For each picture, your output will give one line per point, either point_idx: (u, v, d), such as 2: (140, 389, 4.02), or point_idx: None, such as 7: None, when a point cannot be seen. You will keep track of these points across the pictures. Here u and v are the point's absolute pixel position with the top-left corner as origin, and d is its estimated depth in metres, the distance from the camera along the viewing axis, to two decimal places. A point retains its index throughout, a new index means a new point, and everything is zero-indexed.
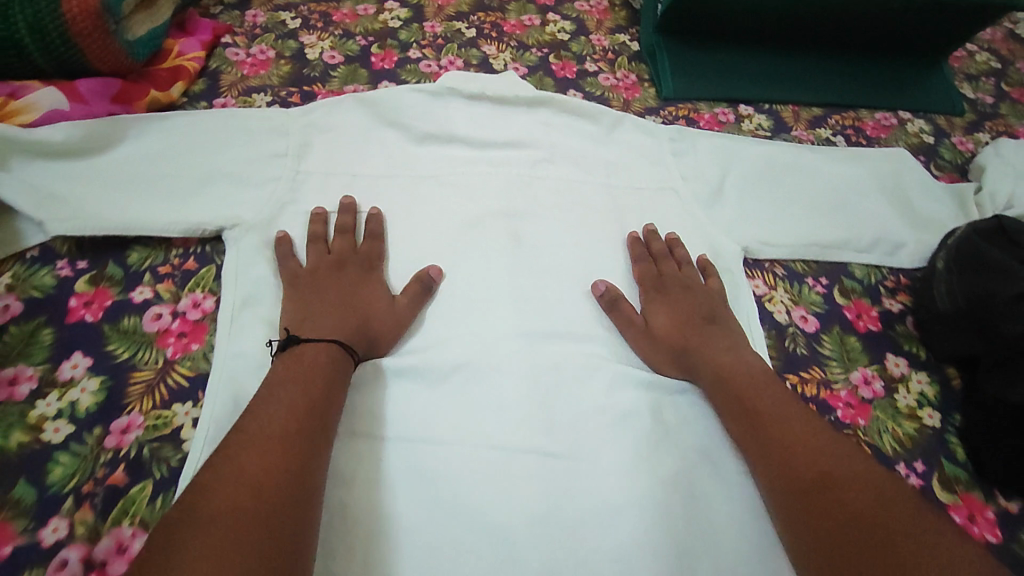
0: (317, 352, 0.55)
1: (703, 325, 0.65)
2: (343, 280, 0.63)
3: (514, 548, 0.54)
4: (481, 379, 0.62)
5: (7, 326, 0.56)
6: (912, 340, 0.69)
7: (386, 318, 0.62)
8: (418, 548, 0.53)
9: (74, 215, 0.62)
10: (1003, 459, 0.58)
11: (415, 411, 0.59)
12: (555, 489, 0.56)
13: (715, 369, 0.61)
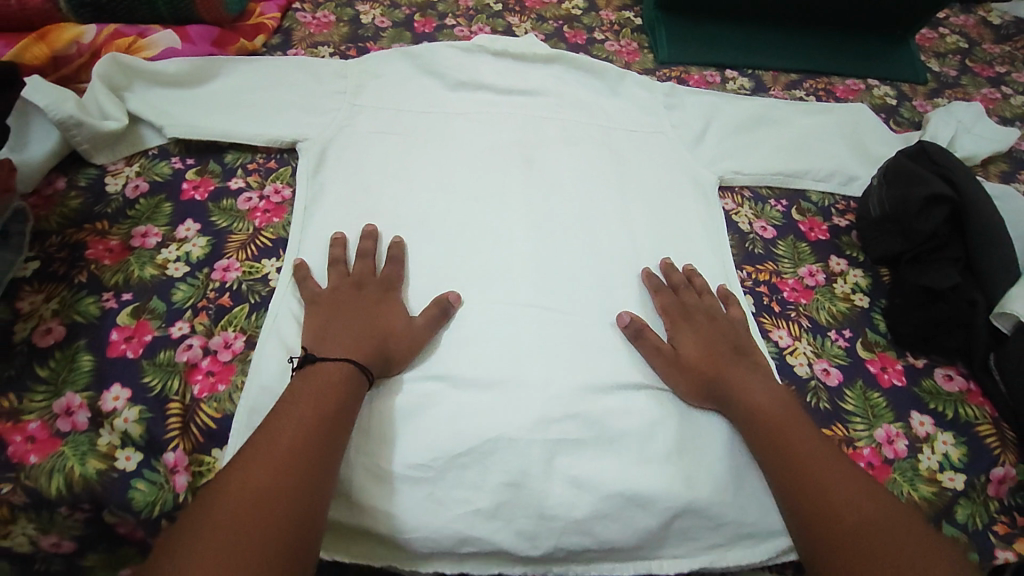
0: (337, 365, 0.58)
1: (733, 358, 0.66)
2: (361, 299, 0.66)
3: (520, 383, 0.65)
4: (496, 247, 0.75)
5: (138, 200, 0.74)
6: (849, 245, 0.82)
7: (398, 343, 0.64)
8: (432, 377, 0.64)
9: (185, 123, 0.79)
10: (913, 324, 0.69)
11: (438, 275, 0.72)
12: (556, 344, 0.68)
13: (747, 403, 0.62)
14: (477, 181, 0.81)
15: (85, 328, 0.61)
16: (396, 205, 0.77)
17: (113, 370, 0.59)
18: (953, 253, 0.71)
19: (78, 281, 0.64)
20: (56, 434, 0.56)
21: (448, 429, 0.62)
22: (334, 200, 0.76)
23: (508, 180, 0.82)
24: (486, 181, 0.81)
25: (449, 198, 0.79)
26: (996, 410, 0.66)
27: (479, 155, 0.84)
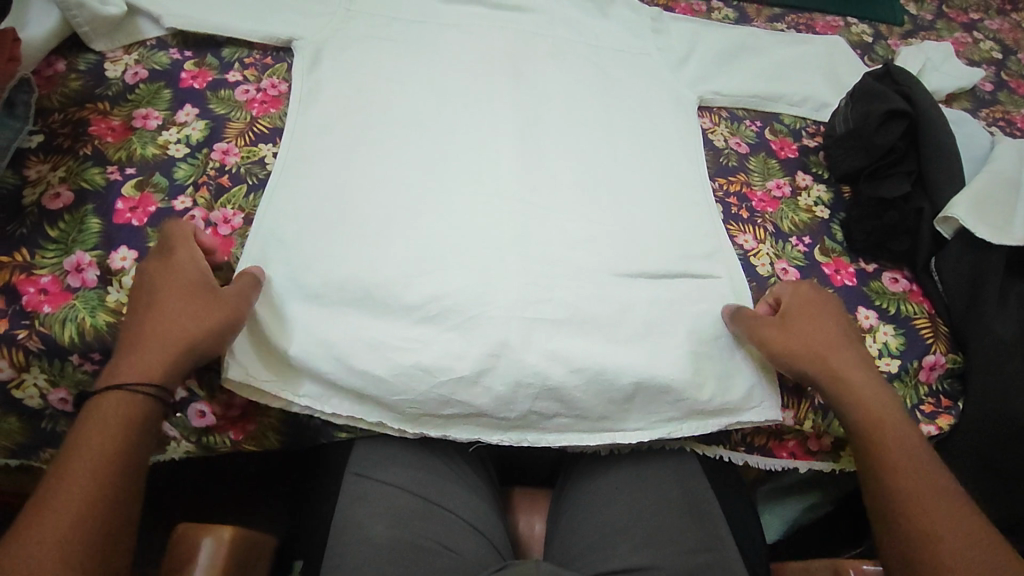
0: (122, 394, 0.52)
1: (834, 345, 0.64)
2: (180, 283, 0.58)
3: (501, 268, 0.68)
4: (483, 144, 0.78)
5: (137, 85, 0.76)
6: (817, 164, 0.87)
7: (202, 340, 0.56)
8: (418, 258, 0.67)
9: (181, 12, 0.80)
10: (866, 232, 0.75)
11: (426, 166, 0.74)
12: (535, 237, 0.71)
13: (834, 375, 0.63)
14: (466, 85, 0.84)
15: (93, 195, 0.64)
16: (387, 101, 0.79)
17: (120, 235, 0.63)
18: (907, 167, 0.77)
19: (80, 155, 0.67)
20: (68, 288, 0.59)
21: (433, 304, 0.65)
22: (326, 91, 0.78)
23: (498, 85, 0.85)
24: (475, 86, 0.84)
25: (439, 98, 0.81)
26: (934, 307, 0.72)
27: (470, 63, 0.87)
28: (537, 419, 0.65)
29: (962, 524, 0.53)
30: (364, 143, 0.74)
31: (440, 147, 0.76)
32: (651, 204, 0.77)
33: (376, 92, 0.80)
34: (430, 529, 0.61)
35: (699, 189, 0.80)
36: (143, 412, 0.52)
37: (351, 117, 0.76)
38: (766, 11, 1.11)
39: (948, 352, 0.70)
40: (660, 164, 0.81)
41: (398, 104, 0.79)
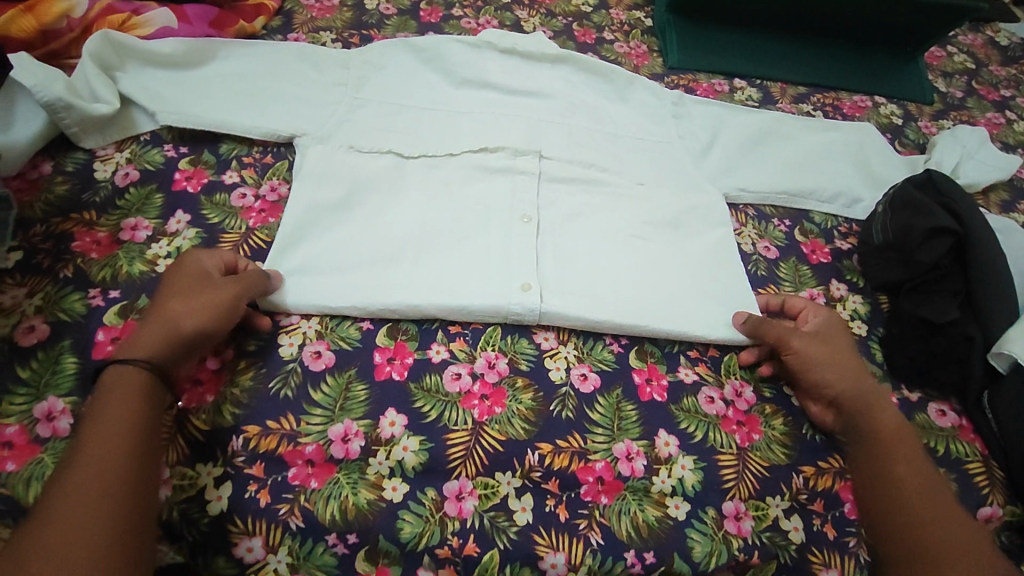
0: (100, 444, 0.48)
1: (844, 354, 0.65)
2: (155, 317, 0.56)
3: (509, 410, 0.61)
4: (494, 250, 0.71)
5: (128, 189, 0.71)
6: (849, 270, 0.81)
7: (166, 348, 0.55)
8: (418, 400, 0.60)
9: (176, 107, 0.75)
10: (908, 358, 0.69)
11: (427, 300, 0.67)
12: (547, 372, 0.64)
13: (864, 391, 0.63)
14: (465, 200, 0.76)
15: (71, 327, 0.58)
16: (382, 217, 0.73)
17: (99, 373, 0.56)
18: (953, 286, 0.71)
19: (58, 274, 0.62)
20: (36, 440, 0.53)
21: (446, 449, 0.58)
22: (316, 206, 0.72)
23: (496, 195, 0.77)
24: (468, 200, 0.76)
25: (433, 214, 0.74)
26: (987, 447, 0.66)
27: (471, 169, 0.79)
28: None
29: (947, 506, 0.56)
30: (372, 256, 0.69)
31: (441, 252, 0.70)
32: (685, 322, 0.69)
33: (367, 215, 0.73)
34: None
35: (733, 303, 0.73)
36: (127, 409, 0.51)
37: (348, 231, 0.71)
38: (791, 89, 1.06)
39: (1006, 503, 0.63)
40: (687, 270, 0.75)
41: (391, 219, 0.73)
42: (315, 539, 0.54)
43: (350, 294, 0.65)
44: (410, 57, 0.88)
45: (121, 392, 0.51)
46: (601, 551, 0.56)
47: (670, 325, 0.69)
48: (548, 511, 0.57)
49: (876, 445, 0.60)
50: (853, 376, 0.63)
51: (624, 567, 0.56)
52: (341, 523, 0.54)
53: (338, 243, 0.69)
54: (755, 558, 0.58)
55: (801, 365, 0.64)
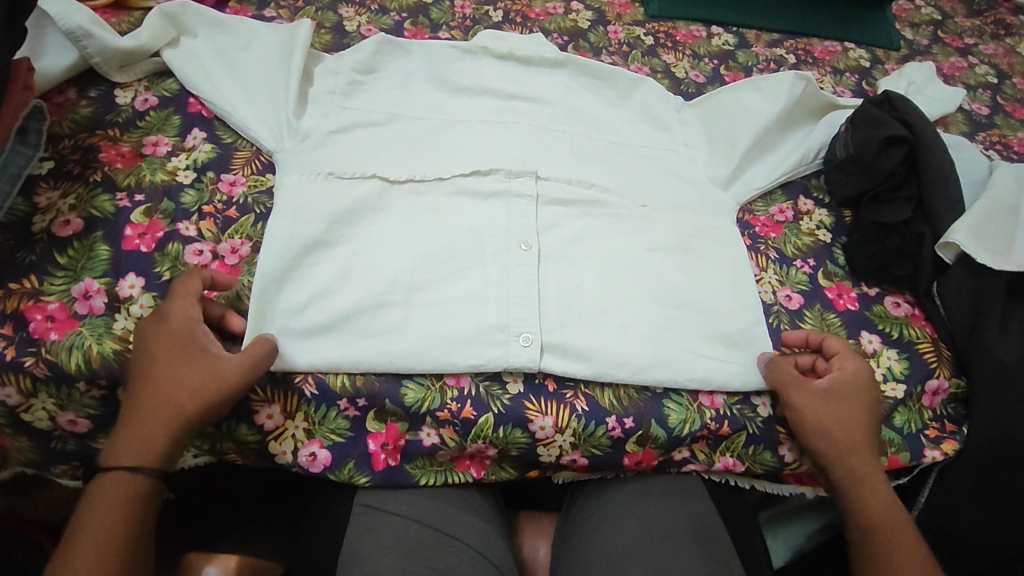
0: (103, 531, 0.51)
1: (855, 423, 0.63)
2: (155, 403, 0.55)
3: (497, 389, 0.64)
4: (492, 277, 0.68)
5: (148, 112, 0.77)
6: (817, 189, 0.87)
7: (167, 448, 0.55)
8: (409, 407, 0.62)
9: (184, 51, 0.80)
10: (869, 256, 0.75)
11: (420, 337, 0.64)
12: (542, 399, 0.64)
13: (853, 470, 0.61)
14: (459, 222, 0.72)
15: (102, 221, 0.65)
16: (367, 253, 0.68)
17: (129, 261, 0.63)
18: (908, 193, 0.77)
19: (88, 180, 0.68)
20: (75, 315, 0.60)
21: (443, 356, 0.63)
22: (297, 242, 0.67)
23: (490, 222, 0.73)
24: (462, 225, 0.72)
25: (426, 234, 0.71)
26: (936, 331, 0.73)
27: (460, 194, 0.75)
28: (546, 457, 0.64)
29: None
30: (358, 304, 0.65)
31: (433, 294, 0.67)
32: (683, 335, 0.69)
33: (355, 246, 0.69)
34: (407, 542, 0.59)
35: (707, 213, 0.80)
36: (140, 494, 0.53)
37: (333, 268, 0.67)
38: (766, 36, 1.13)
39: (952, 377, 0.70)
40: (667, 187, 0.81)
41: (380, 252, 0.69)
42: (329, 405, 0.62)
43: (333, 352, 0.63)
44: (398, 59, 0.86)
45: (124, 490, 0.53)
46: (585, 416, 0.63)
47: (667, 341, 0.68)
48: (537, 383, 0.65)
49: (858, 520, 0.60)
50: (839, 432, 0.62)
51: (605, 429, 0.63)
52: (351, 390, 0.62)
53: (325, 278, 0.66)
54: (726, 427, 0.66)
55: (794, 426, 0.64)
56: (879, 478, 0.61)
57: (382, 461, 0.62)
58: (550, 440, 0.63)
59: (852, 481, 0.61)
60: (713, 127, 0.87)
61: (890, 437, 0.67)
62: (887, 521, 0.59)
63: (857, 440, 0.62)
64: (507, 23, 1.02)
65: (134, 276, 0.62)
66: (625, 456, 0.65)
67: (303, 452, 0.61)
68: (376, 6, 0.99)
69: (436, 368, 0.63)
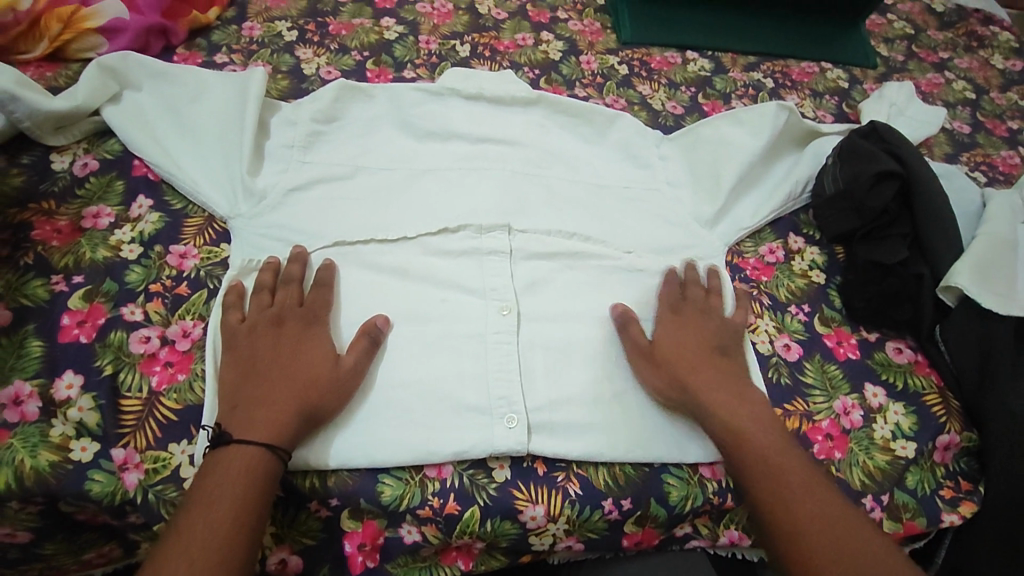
0: (197, 512, 0.47)
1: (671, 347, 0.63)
2: (276, 384, 0.55)
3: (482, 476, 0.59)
4: (471, 350, 0.63)
5: (87, 178, 0.70)
6: (806, 224, 0.83)
7: (289, 427, 0.53)
8: (387, 501, 0.57)
9: (126, 108, 0.73)
10: (866, 299, 0.72)
11: (396, 426, 0.58)
12: (531, 483, 0.59)
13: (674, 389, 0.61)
14: (431, 286, 0.67)
15: (35, 312, 0.59)
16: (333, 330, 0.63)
17: (65, 358, 0.57)
18: (902, 230, 0.74)
19: (20, 265, 0.62)
20: (4, 424, 0.53)
21: (420, 445, 0.58)
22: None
23: (463, 283, 0.68)
24: (436, 292, 0.67)
25: (397, 304, 0.65)
26: (942, 379, 0.70)
27: (432, 255, 0.69)
28: (542, 547, 0.59)
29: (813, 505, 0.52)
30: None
31: (404, 372, 0.61)
32: None
33: None
34: None
35: (695, 258, 0.76)
36: (267, 472, 0.51)
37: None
38: (743, 61, 1.09)
39: (963, 430, 0.67)
40: (653, 231, 0.76)
41: (349, 330, 0.63)
42: (298, 507, 0.57)
43: (304, 447, 0.56)
44: (362, 105, 0.81)
45: (240, 468, 0.50)
46: (579, 501, 0.59)
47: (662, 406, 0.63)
48: (525, 466, 0.60)
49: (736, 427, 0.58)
50: (755, 446, 0.56)
51: (601, 513, 0.59)
52: (322, 490, 0.56)
53: None
54: (729, 501, 0.61)
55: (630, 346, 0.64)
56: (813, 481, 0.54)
57: (359, 565, 0.56)
58: (542, 530, 0.58)
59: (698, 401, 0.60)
60: (697, 163, 0.83)
61: (903, 502, 0.63)
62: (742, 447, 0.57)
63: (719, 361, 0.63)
64: (475, 58, 0.97)
65: (71, 375, 0.56)
66: (623, 538, 0.60)
67: (272, 560, 0.56)
68: (335, 45, 0.93)
69: (417, 458, 0.57)
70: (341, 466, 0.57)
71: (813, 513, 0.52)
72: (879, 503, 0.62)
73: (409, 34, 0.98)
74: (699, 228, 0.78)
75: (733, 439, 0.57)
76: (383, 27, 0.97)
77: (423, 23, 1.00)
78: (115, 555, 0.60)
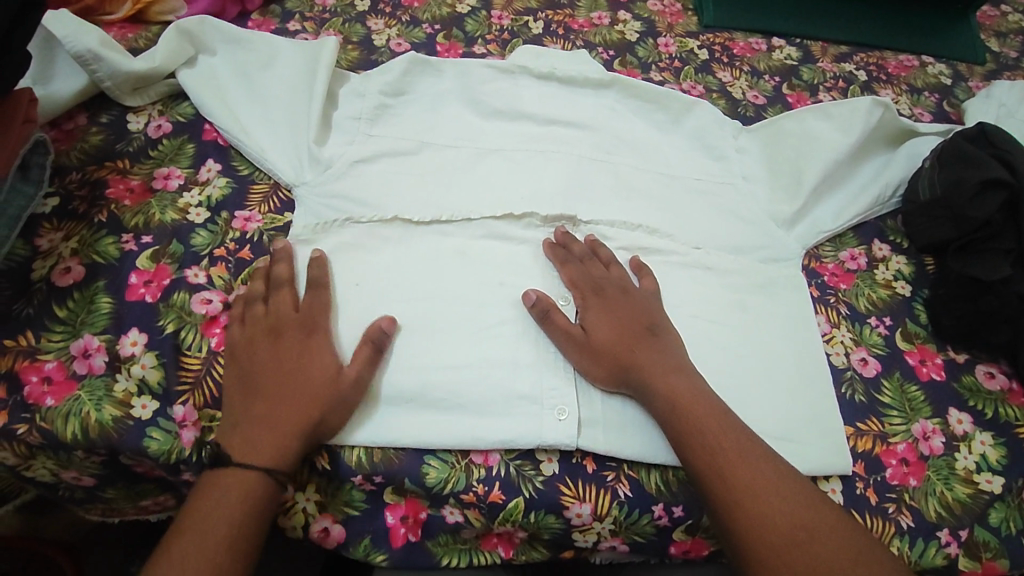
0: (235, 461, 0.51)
1: (655, 317, 0.61)
2: (271, 385, 0.54)
3: (528, 468, 0.57)
4: (525, 338, 0.61)
5: (161, 140, 0.71)
6: (894, 230, 0.77)
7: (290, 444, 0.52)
8: (432, 484, 0.56)
9: (200, 72, 0.74)
10: (956, 317, 0.66)
11: (446, 410, 0.58)
12: (580, 481, 0.57)
13: (672, 358, 0.58)
14: (489, 269, 0.66)
15: (105, 269, 0.60)
16: (389, 306, 0.62)
17: (131, 315, 0.58)
18: (1006, 244, 0.66)
19: (94, 222, 0.63)
20: (73, 376, 0.55)
21: (467, 431, 0.57)
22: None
23: (521, 269, 0.66)
24: (493, 274, 0.65)
25: (453, 285, 0.64)
26: None
27: (492, 238, 0.68)
28: (586, 545, 0.57)
29: (772, 483, 0.50)
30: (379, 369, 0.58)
31: (456, 355, 0.60)
32: (741, 408, 0.60)
33: (373, 297, 0.62)
34: None
35: (768, 259, 0.71)
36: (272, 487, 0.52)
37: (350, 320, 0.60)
38: (834, 51, 1.02)
39: None
40: (724, 227, 0.72)
41: (404, 307, 0.62)
42: (343, 481, 0.56)
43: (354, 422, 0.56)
44: (430, 78, 0.79)
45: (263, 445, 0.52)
46: (628, 503, 0.56)
47: None
48: (574, 462, 0.58)
49: (655, 392, 0.56)
50: (718, 444, 0.52)
51: (650, 518, 0.57)
52: (368, 466, 0.56)
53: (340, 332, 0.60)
54: None
55: (623, 306, 0.62)
56: (747, 456, 0.51)
57: (401, 537, 0.56)
58: (587, 527, 0.56)
59: (632, 361, 0.58)
60: (778, 158, 0.78)
61: (985, 540, 0.57)
62: (687, 409, 0.54)
63: (645, 331, 0.60)
64: (548, 36, 0.94)
65: (136, 332, 0.58)
66: (672, 546, 0.58)
67: (315, 527, 0.56)
68: (407, 17, 0.92)
69: (464, 445, 0.56)
70: (390, 444, 0.56)
71: (789, 499, 0.49)
72: (956, 537, 0.57)
73: (481, 8, 0.95)
74: (775, 228, 0.73)
75: (678, 404, 0.54)
76: (456, 0, 0.95)
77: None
78: (171, 504, 0.62)
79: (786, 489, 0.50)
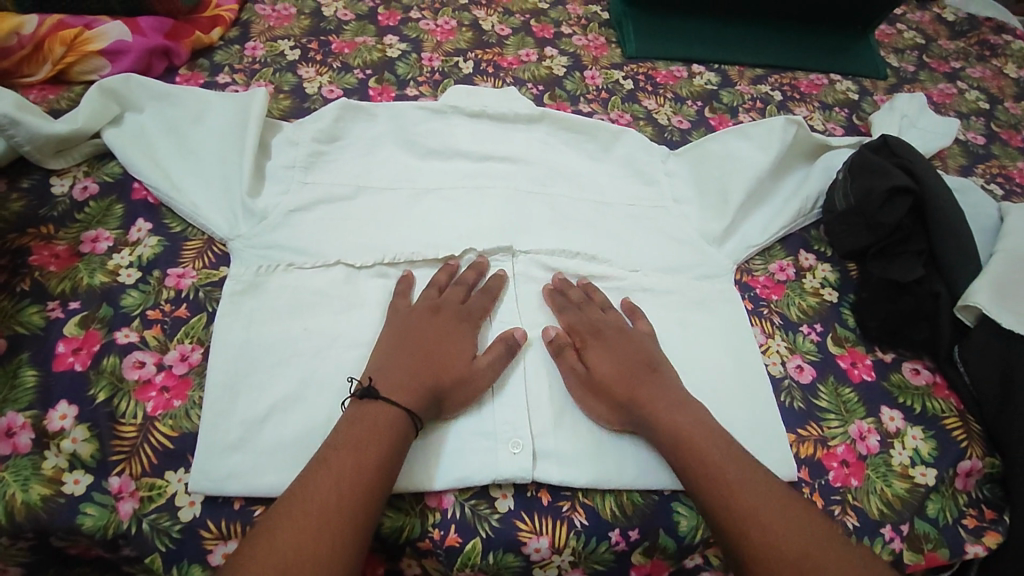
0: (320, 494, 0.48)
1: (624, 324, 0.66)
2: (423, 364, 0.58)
3: (483, 505, 0.57)
4: None
5: (87, 202, 0.69)
6: (818, 240, 0.81)
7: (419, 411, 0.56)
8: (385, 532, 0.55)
9: (126, 131, 0.73)
10: (880, 319, 0.70)
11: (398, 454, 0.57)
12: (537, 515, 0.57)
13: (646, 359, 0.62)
14: None
15: (29, 341, 0.58)
16: (335, 354, 0.61)
17: (60, 386, 0.56)
18: (917, 247, 0.72)
19: (17, 292, 0.61)
20: None
21: (420, 473, 0.56)
22: (250, 348, 0.60)
23: None
24: None
25: None
26: (961, 401, 0.68)
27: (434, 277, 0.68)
28: None
29: (748, 480, 0.52)
30: (327, 419, 0.58)
31: None
32: None
33: (316, 345, 0.61)
34: None
35: (703, 276, 0.74)
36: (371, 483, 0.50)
37: (294, 372, 0.60)
38: (751, 74, 1.08)
39: (984, 456, 0.64)
40: (659, 249, 0.75)
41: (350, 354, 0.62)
42: None
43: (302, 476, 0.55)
44: (363, 123, 0.80)
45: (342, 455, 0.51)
46: (585, 532, 0.57)
47: None
48: (529, 495, 0.58)
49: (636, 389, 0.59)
50: (696, 451, 0.55)
51: (608, 545, 0.57)
52: None
53: (283, 386, 0.59)
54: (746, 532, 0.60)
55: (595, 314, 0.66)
56: (722, 458, 0.54)
57: None
58: (547, 561, 0.56)
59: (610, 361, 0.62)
60: (705, 179, 0.81)
61: (924, 532, 0.60)
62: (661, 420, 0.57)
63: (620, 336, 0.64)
64: (479, 75, 0.96)
65: (66, 404, 0.55)
66: (632, 569, 0.58)
67: None
68: (338, 64, 0.93)
69: (417, 489, 0.56)
70: None
71: (766, 494, 0.52)
72: (898, 533, 0.60)
73: (412, 51, 0.97)
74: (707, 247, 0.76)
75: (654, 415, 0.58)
76: (386, 45, 0.97)
77: (426, 41, 0.99)
78: None
79: (763, 485, 0.52)
